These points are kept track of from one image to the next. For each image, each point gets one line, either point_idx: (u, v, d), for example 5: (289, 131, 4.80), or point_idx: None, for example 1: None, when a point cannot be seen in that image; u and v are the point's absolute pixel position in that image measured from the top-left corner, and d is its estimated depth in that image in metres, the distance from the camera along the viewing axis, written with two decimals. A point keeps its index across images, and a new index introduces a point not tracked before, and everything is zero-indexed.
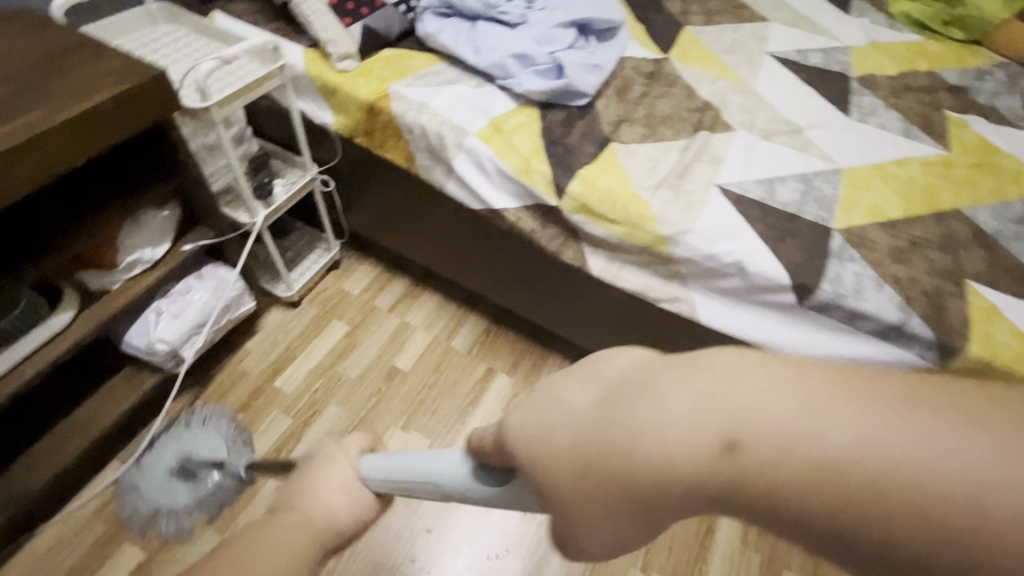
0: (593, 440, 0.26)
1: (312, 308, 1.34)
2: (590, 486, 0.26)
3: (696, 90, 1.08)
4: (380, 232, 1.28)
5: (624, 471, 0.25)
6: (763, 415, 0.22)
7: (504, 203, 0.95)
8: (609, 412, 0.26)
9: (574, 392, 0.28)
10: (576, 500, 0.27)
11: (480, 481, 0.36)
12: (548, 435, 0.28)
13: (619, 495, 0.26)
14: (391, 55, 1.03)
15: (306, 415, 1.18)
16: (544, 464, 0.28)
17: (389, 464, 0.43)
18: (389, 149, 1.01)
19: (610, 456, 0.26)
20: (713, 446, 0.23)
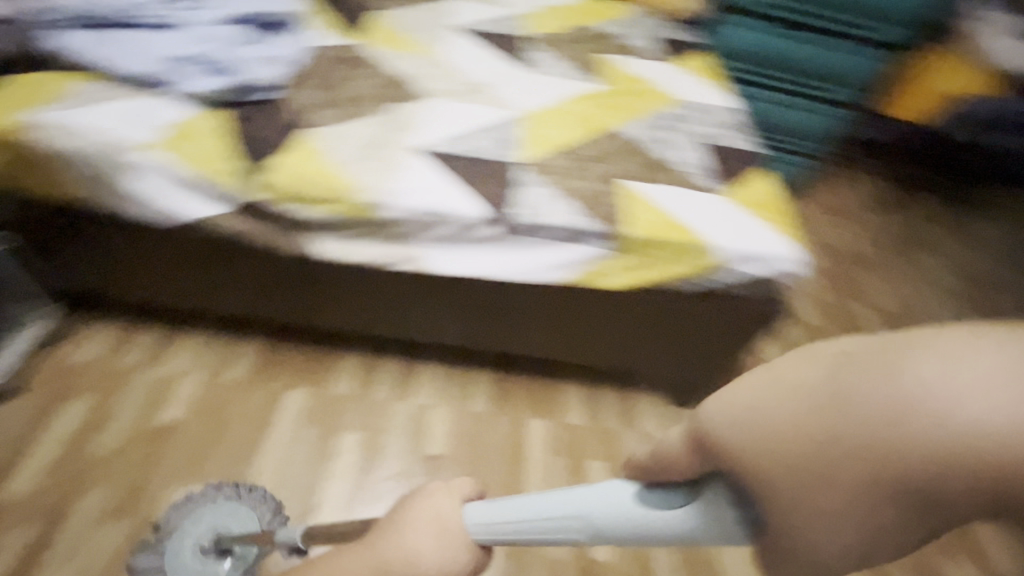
0: (818, 410, 0.32)
1: (35, 394, 1.13)
2: (848, 473, 0.31)
3: (385, 68, 1.17)
4: (96, 285, 1.11)
5: (873, 457, 0.30)
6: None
7: (211, 209, 0.92)
8: (831, 412, 0.31)
9: (801, 371, 0.34)
10: (823, 477, 0.31)
11: (674, 501, 0.39)
12: (770, 422, 0.33)
13: (861, 482, 0.30)
14: (20, 79, 0.89)
15: (58, 514, 1.02)
16: (780, 443, 0.32)
17: (502, 509, 0.47)
18: (61, 183, 0.91)
19: (854, 437, 0.30)
20: (997, 430, 0.27)
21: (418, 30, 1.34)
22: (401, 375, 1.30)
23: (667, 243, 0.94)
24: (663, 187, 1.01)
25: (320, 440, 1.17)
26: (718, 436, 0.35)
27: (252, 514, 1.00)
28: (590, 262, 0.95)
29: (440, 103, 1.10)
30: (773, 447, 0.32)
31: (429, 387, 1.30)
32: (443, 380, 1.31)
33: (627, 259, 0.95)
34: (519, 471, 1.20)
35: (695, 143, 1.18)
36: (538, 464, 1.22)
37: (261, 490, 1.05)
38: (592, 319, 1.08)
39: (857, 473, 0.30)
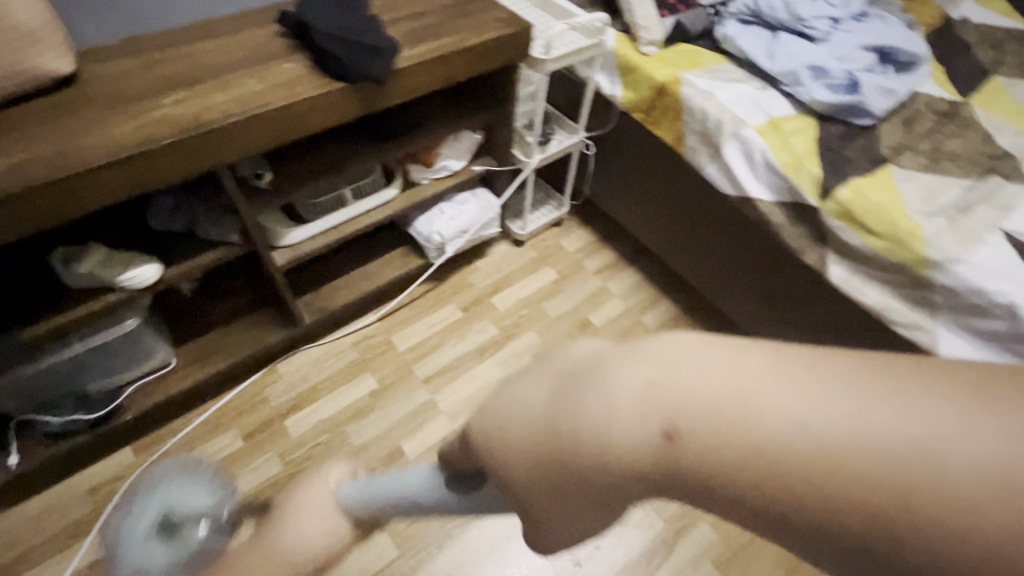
0: (545, 431, 0.28)
1: (532, 251, 1.56)
2: (558, 485, 0.28)
3: (994, 139, 1.04)
4: (613, 201, 1.43)
5: (548, 463, 0.28)
6: (519, 417, 0.30)
7: (759, 194, 1.01)
8: (543, 433, 0.28)
9: (527, 391, 0.30)
10: (532, 493, 0.30)
11: (462, 486, 0.44)
12: (497, 436, 0.31)
13: (551, 481, 0.28)
14: (687, 50, 1.16)
15: (510, 331, 1.39)
16: (500, 460, 0.31)
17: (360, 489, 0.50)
18: (663, 127, 1.15)
19: (547, 445, 0.28)
20: (651, 434, 0.24)
21: None
22: None
23: None
24: None
25: None
26: (470, 424, 0.34)
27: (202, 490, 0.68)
28: None
29: None
30: (483, 458, 0.32)
31: None
32: None
33: None
34: None
35: None
36: None
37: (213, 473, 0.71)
38: None
39: (537, 472, 0.29)
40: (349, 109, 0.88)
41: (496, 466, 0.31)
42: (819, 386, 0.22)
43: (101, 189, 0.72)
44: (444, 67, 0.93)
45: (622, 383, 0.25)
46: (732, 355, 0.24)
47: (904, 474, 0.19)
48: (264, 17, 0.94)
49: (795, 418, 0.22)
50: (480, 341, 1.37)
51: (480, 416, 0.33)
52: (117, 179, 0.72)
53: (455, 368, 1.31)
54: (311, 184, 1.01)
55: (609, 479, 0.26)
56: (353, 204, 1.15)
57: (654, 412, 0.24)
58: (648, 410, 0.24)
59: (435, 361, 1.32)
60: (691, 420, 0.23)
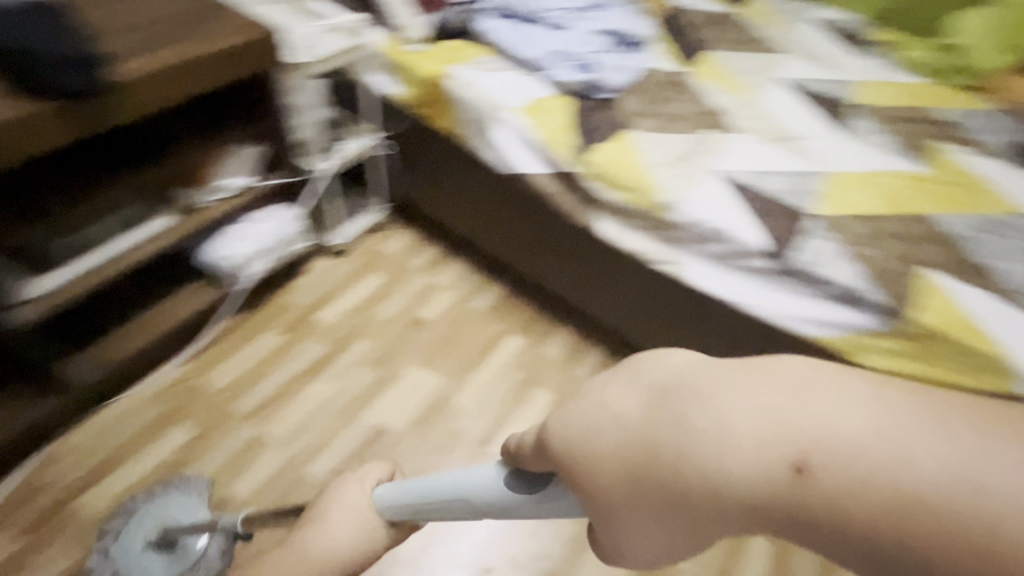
0: (643, 447, 0.30)
1: (353, 260, 1.52)
2: (655, 500, 0.30)
3: (708, 99, 1.26)
4: (418, 198, 1.45)
5: (645, 484, 0.30)
6: (616, 427, 0.32)
7: (529, 168, 1.12)
8: (648, 449, 0.30)
9: (616, 401, 0.32)
10: (625, 509, 0.31)
11: (526, 486, 0.39)
12: (590, 442, 0.32)
13: (650, 504, 0.30)
14: (451, 45, 1.22)
15: (339, 344, 1.34)
16: (590, 468, 0.32)
17: (415, 485, 0.48)
18: (441, 119, 1.20)
19: (647, 465, 0.30)
20: (781, 464, 0.26)
21: (743, 72, 1.41)
22: (600, 364, 1.38)
23: (960, 347, 0.85)
24: (978, 292, 0.91)
25: (519, 387, 1.32)
26: (551, 432, 0.34)
27: (202, 508, 1.01)
28: (853, 329, 0.91)
29: (747, 139, 1.16)
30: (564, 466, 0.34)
31: None
32: None
33: (898, 343, 0.89)
34: None
35: None
36: None
37: (201, 484, 1.05)
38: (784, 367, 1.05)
39: (627, 492, 0.31)
40: (60, 136, 0.77)
41: (585, 472, 0.33)
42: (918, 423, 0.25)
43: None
44: (180, 76, 0.88)
45: (731, 407, 0.28)
46: (856, 398, 0.27)
47: (988, 500, 0.22)
48: None
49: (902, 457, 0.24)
50: (308, 360, 1.30)
51: (565, 419, 0.34)
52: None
53: (283, 394, 1.24)
54: (39, 222, 0.93)
55: (716, 500, 0.28)
56: (113, 240, 1.02)
57: (788, 445, 0.26)
58: (769, 433, 0.27)
59: (259, 392, 1.23)
60: (824, 453, 0.26)
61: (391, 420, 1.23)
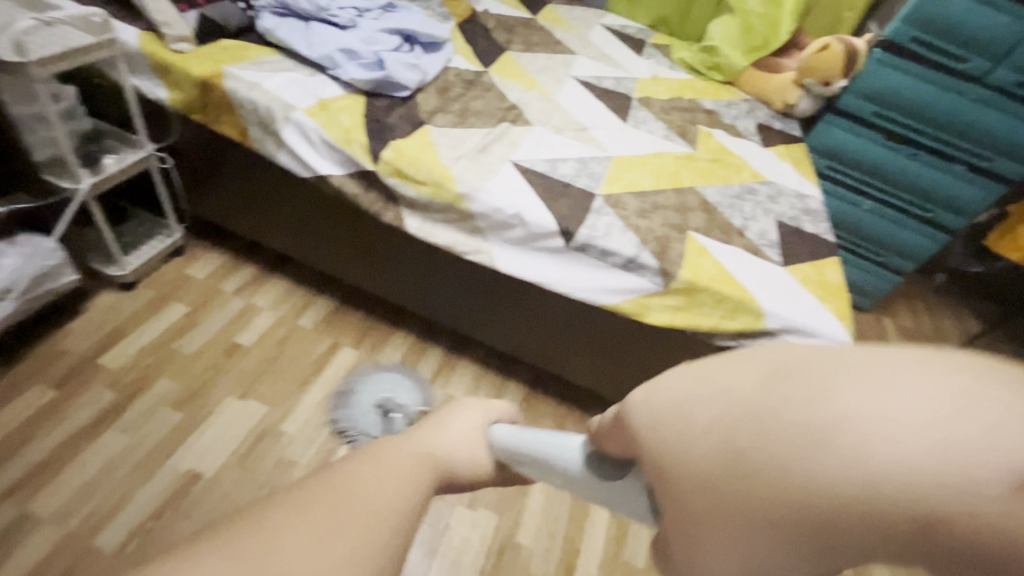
0: (744, 431, 0.22)
1: (149, 291, 1.33)
2: (752, 515, 0.21)
3: (506, 96, 1.32)
4: (218, 215, 1.30)
5: (760, 506, 0.21)
6: (712, 403, 0.23)
7: (328, 169, 1.07)
8: (755, 440, 0.21)
9: (728, 376, 0.24)
10: (712, 518, 0.23)
11: (607, 467, 0.33)
12: (682, 424, 0.24)
13: (758, 532, 0.21)
14: (229, 45, 1.13)
15: (134, 388, 1.16)
16: (676, 456, 0.24)
17: (529, 435, 0.42)
18: (224, 124, 1.10)
19: (768, 477, 0.21)
20: (975, 480, 0.17)
21: (540, 72, 1.51)
22: (442, 363, 1.37)
23: (717, 294, 0.99)
24: (732, 248, 1.07)
25: None
26: (640, 404, 0.26)
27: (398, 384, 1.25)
28: (639, 292, 1.02)
29: (542, 131, 1.23)
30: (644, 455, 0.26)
31: (463, 382, 1.35)
32: (477, 380, 1.36)
33: (674, 299, 1.01)
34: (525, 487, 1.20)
35: (772, 218, 1.21)
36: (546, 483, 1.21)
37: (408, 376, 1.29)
38: (597, 339, 1.12)
39: (732, 513, 0.22)
40: None
41: (676, 474, 0.24)
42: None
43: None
44: None
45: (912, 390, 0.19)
46: None
47: None
48: None
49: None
50: (91, 413, 1.10)
51: (660, 395, 0.26)
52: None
53: (57, 458, 1.03)
54: None
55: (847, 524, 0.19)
56: None
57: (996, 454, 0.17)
58: (962, 432, 0.18)
59: (22, 463, 1.01)
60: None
61: (205, 463, 1.09)
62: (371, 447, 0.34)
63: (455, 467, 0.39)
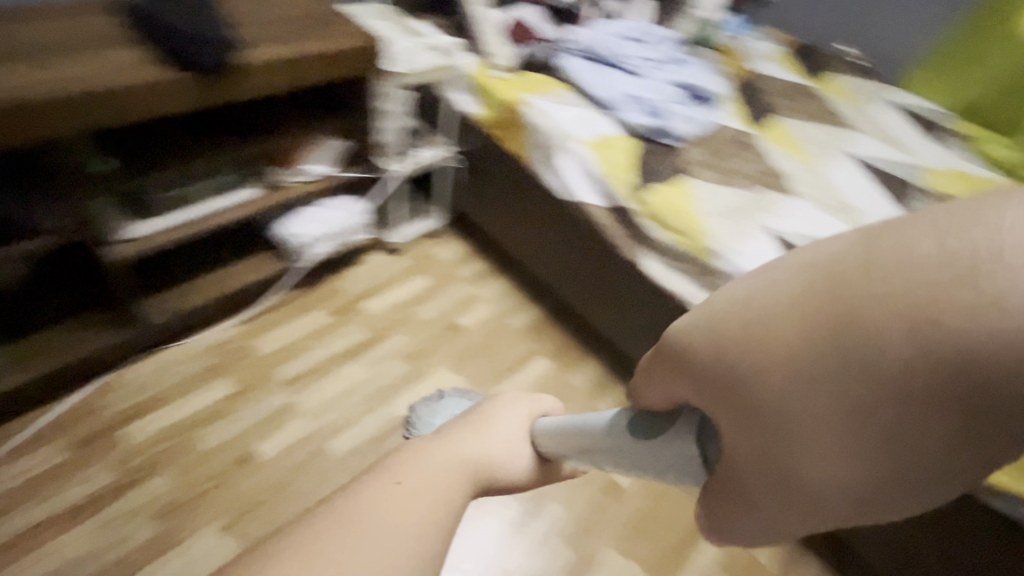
0: (818, 315, 0.24)
1: (407, 260, 1.60)
2: (837, 380, 0.23)
3: (772, 162, 1.29)
4: (476, 213, 1.54)
5: (873, 369, 0.23)
6: (769, 309, 0.26)
7: (586, 198, 1.17)
8: (834, 318, 0.24)
9: (779, 281, 0.27)
10: (797, 400, 0.24)
11: (670, 426, 0.33)
12: (750, 327, 0.26)
13: (862, 399, 0.23)
14: (533, 77, 1.31)
15: (379, 335, 1.41)
16: (749, 352, 0.26)
17: (569, 417, 0.44)
18: (511, 142, 1.28)
19: (876, 331, 0.23)
20: None
21: (812, 142, 1.43)
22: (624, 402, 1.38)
23: None
24: None
25: None
26: (688, 331, 0.29)
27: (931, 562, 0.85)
28: None
29: (807, 206, 1.17)
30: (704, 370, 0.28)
31: None
32: None
33: None
34: (681, 560, 1.13)
35: None
36: (703, 565, 1.14)
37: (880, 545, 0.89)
38: None
39: (854, 390, 0.23)
40: (183, 98, 0.88)
41: (771, 369, 0.25)
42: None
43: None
44: (296, 69, 0.99)
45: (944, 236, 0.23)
46: None
47: None
48: (103, 7, 0.93)
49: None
50: (348, 343, 1.38)
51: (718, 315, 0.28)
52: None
53: (320, 370, 1.31)
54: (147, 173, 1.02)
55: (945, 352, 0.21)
56: (207, 201, 1.15)
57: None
58: None
59: (299, 364, 1.31)
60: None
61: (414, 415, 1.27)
62: (406, 460, 0.38)
63: (500, 471, 0.43)
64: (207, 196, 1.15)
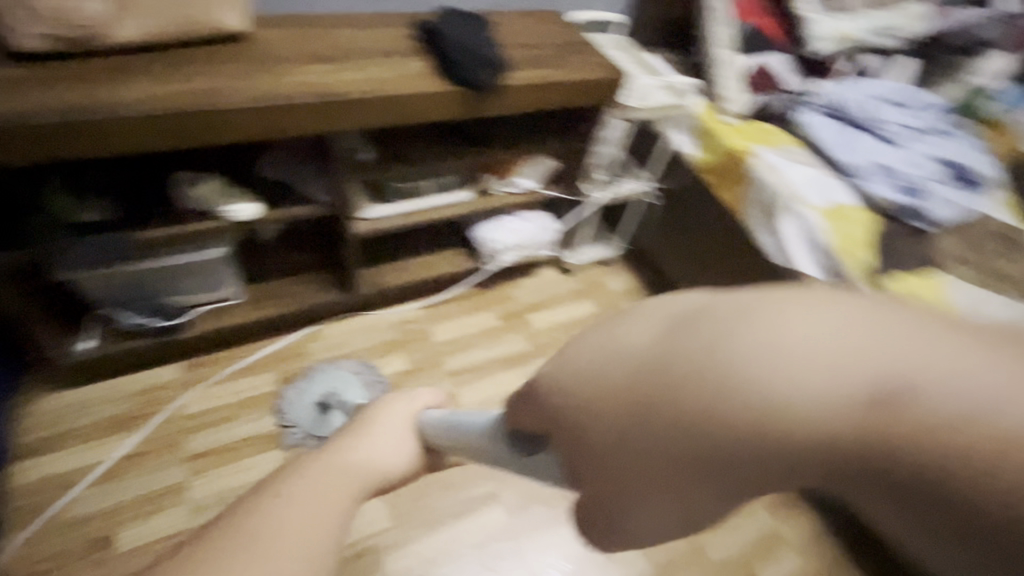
0: (647, 380, 0.26)
1: (577, 281, 1.61)
2: (649, 438, 0.26)
3: None
4: (665, 253, 1.54)
5: (679, 434, 0.25)
6: (609, 367, 0.28)
7: (806, 268, 1.06)
8: (656, 389, 0.26)
9: (628, 332, 0.28)
10: (621, 453, 0.28)
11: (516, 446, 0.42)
12: (593, 382, 0.29)
13: (669, 459, 0.26)
14: (764, 127, 1.23)
15: (539, 350, 1.44)
16: (590, 404, 0.29)
17: (451, 418, 0.54)
18: (726, 191, 1.22)
19: (674, 400, 0.25)
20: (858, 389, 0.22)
21: None
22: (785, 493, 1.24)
23: None
24: None
25: None
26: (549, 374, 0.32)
27: None
28: None
29: None
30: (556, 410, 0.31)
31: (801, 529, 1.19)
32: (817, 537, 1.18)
33: None
34: None
35: None
36: None
37: None
38: None
39: (664, 452, 0.26)
40: (450, 109, 0.98)
41: (599, 429, 0.28)
42: (998, 342, 0.22)
43: (229, 122, 0.82)
44: (546, 94, 1.04)
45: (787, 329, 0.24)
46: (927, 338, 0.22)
47: None
48: (401, 19, 1.06)
49: (984, 373, 0.21)
50: (510, 352, 1.42)
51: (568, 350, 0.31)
52: (239, 123, 0.82)
53: (481, 370, 1.37)
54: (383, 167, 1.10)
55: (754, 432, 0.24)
56: (428, 197, 1.25)
57: (859, 367, 0.23)
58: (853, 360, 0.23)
59: (464, 360, 1.38)
60: (902, 371, 0.22)
61: None
62: (314, 463, 0.45)
63: (394, 472, 0.51)
64: (428, 193, 1.25)
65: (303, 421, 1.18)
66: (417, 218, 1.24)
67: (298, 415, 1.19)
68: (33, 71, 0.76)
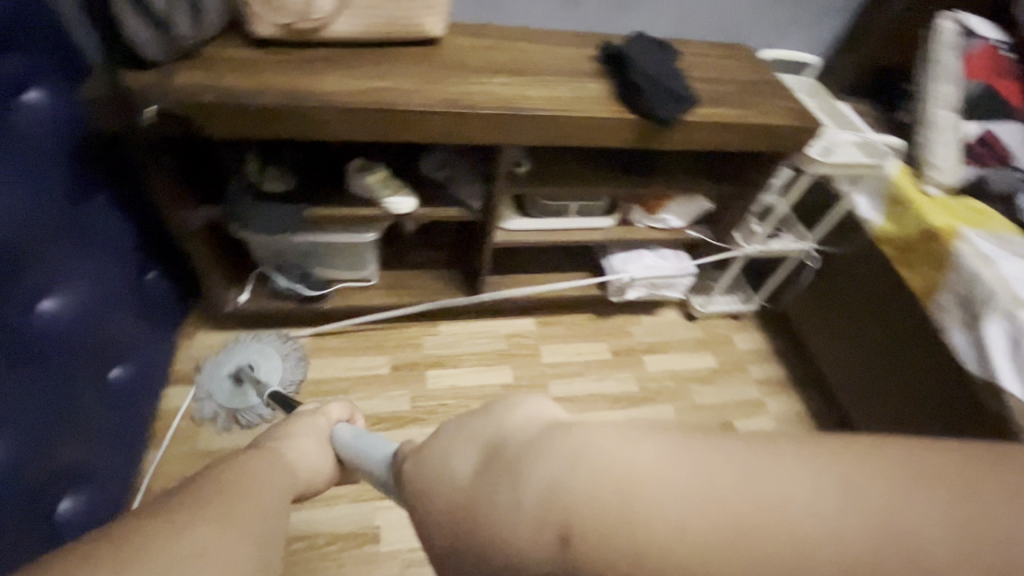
0: (454, 503, 0.30)
1: (699, 330, 1.49)
2: (451, 546, 0.30)
3: None
4: (801, 318, 1.38)
5: (464, 548, 0.29)
6: (436, 479, 0.33)
7: (1011, 385, 0.89)
8: (451, 510, 0.30)
9: (458, 459, 0.32)
10: (436, 559, 0.32)
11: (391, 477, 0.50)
12: (423, 483, 0.34)
13: (460, 562, 0.30)
14: (975, 207, 1.04)
15: (649, 395, 1.34)
16: (418, 507, 0.34)
17: (364, 437, 0.62)
18: (913, 272, 1.05)
19: (458, 509, 0.30)
20: (560, 526, 0.25)
21: None
22: None
23: None
24: None
25: None
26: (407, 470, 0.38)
27: None
28: None
29: None
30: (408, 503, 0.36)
31: None
32: None
33: None
34: None
35: None
36: None
37: None
38: None
39: (455, 555, 0.30)
40: (622, 135, 0.94)
41: (422, 535, 0.33)
42: (680, 464, 0.24)
43: (415, 121, 0.84)
44: (727, 134, 0.97)
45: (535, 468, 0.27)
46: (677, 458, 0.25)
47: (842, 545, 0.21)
48: (585, 40, 1.05)
49: (665, 502, 0.23)
50: (617, 390, 1.34)
51: (421, 470, 0.36)
52: (424, 124, 0.85)
53: (585, 402, 1.30)
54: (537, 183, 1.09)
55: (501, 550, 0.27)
56: (571, 218, 1.22)
57: (549, 513, 0.25)
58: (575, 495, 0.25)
59: (569, 387, 1.32)
60: (579, 517, 0.24)
61: None
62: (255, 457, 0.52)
63: (311, 478, 0.59)
64: (571, 214, 1.22)
65: (225, 398, 1.10)
66: (555, 237, 1.21)
67: (218, 393, 1.10)
68: (266, 54, 0.84)
